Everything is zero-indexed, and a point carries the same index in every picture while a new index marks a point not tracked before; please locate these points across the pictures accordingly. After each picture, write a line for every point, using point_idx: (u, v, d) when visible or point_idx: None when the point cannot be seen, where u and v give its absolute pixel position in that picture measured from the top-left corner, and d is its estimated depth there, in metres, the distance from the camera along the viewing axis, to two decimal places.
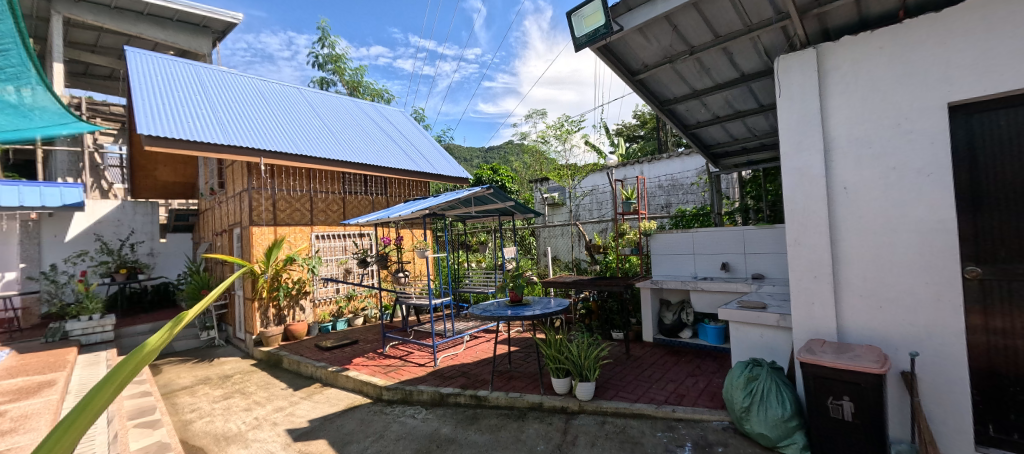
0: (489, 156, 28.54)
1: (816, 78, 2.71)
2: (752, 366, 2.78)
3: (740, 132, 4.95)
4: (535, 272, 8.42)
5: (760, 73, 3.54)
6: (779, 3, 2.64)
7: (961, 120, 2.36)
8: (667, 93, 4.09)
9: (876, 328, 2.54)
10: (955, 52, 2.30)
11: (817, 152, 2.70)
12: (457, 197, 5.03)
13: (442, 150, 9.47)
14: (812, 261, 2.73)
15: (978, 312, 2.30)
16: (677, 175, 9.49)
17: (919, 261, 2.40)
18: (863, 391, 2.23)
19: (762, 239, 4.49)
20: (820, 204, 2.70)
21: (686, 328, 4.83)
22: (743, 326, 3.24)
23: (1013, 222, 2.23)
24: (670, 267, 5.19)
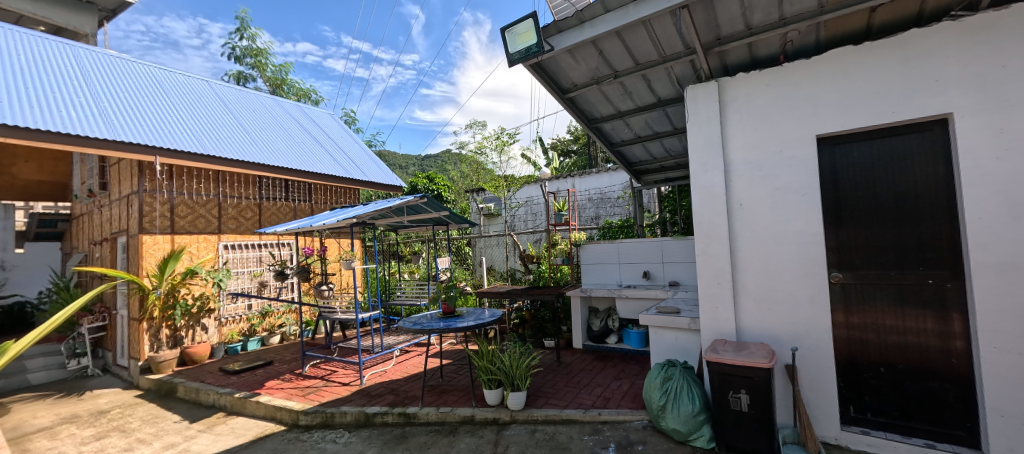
0: (426, 164, 28.01)
1: (718, 107, 3.09)
2: (668, 367, 3.01)
3: (659, 152, 5.43)
4: (470, 283, 8.36)
5: (674, 99, 3.93)
6: (688, 38, 2.96)
7: (826, 150, 2.83)
8: (595, 112, 4.36)
9: (767, 328, 2.89)
10: (822, 92, 2.74)
11: (720, 172, 3.06)
12: (389, 206, 4.83)
13: (375, 156, 9.10)
14: (716, 269, 3.05)
15: (841, 310, 2.74)
16: (605, 189, 10.09)
17: (799, 269, 2.79)
18: (756, 384, 2.52)
19: (678, 250, 4.93)
20: (722, 218, 3.04)
21: (613, 333, 5.07)
22: (660, 330, 3.51)
23: (864, 235, 2.70)
24: (598, 276, 5.49)
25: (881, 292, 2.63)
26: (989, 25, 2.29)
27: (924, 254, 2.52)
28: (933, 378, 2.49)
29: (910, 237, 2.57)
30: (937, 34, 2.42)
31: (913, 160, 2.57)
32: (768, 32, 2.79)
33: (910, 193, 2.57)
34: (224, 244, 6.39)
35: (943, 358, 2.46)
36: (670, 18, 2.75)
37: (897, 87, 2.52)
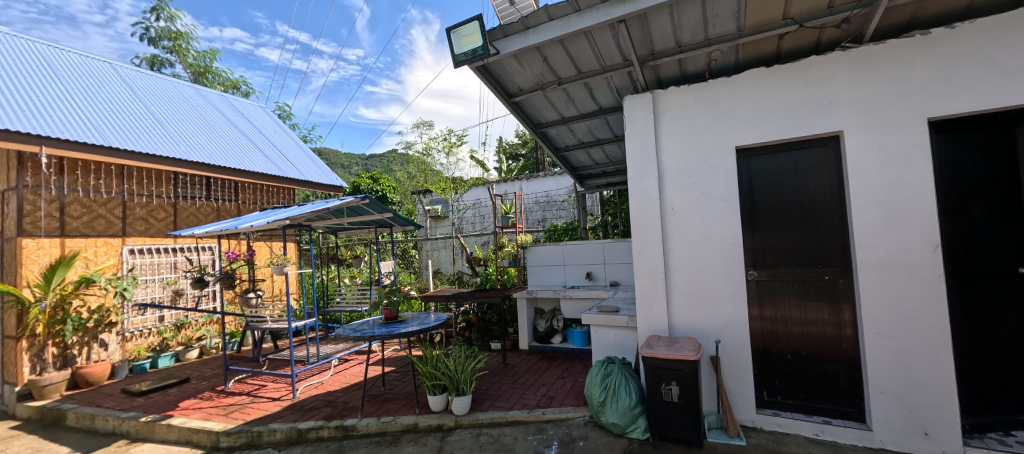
0: (370, 164, 26.88)
1: (652, 118, 3.30)
2: (607, 364, 3.16)
3: (600, 157, 5.68)
4: (415, 287, 8.13)
5: (614, 107, 4.13)
6: (626, 51, 3.12)
7: (743, 161, 3.14)
8: (540, 117, 4.45)
9: (695, 323, 3.13)
10: (740, 108, 3.03)
11: (654, 178, 3.26)
12: (327, 206, 4.55)
13: (313, 154, 8.57)
14: (651, 269, 3.25)
15: (756, 305, 3.05)
16: (551, 192, 10.31)
17: (721, 268, 3.05)
18: (685, 375, 2.70)
19: (618, 251, 5.17)
20: (656, 221, 3.25)
21: (557, 333, 5.17)
22: (601, 328, 3.66)
23: (774, 237, 3.02)
24: (544, 277, 5.60)
25: (789, 288, 2.96)
26: (869, 57, 2.68)
27: (822, 253, 2.87)
28: (829, 362, 2.84)
29: (810, 239, 2.91)
30: (830, 62, 2.77)
31: (813, 171, 2.92)
32: (695, 51, 3.03)
33: (811, 200, 2.92)
34: (130, 248, 5.66)
35: (836, 345, 2.81)
36: (609, 30, 2.88)
37: (801, 106, 2.85)
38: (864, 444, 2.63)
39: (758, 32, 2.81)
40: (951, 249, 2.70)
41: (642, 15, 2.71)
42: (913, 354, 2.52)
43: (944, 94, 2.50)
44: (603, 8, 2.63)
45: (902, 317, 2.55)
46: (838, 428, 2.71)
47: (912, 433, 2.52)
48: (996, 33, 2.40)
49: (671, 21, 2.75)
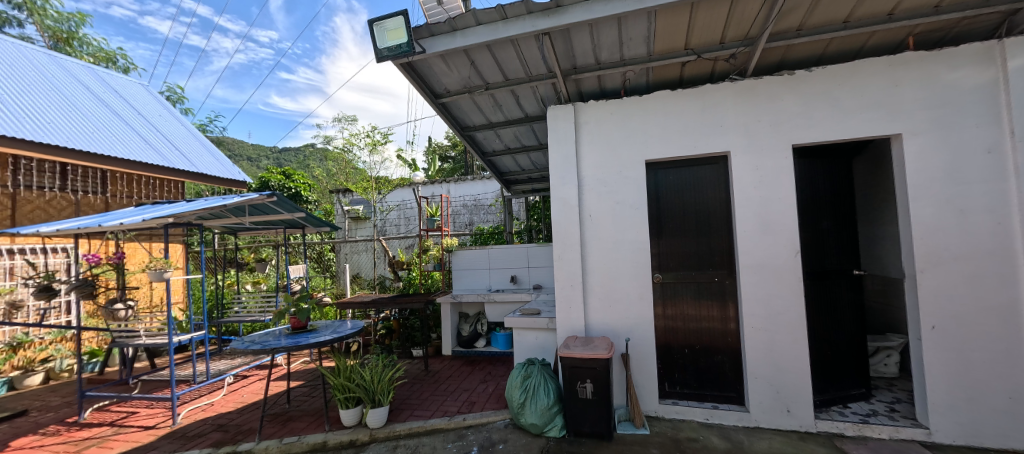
0: (283, 159, 24.50)
1: (573, 129, 3.47)
2: (528, 366, 3.22)
3: (526, 164, 5.84)
4: (330, 293, 7.54)
5: (539, 116, 4.27)
6: (550, 63, 3.25)
7: (651, 173, 3.45)
8: (467, 120, 4.44)
9: (608, 323, 3.34)
10: (649, 125, 3.32)
11: (574, 186, 3.43)
12: (223, 204, 3.97)
13: (209, 143, 7.54)
14: (570, 272, 3.39)
15: (660, 304, 3.35)
16: (479, 196, 10.29)
17: (632, 271, 3.30)
18: (599, 373, 2.87)
19: (541, 255, 5.35)
20: (575, 227, 3.41)
21: (482, 338, 5.19)
22: (522, 331, 3.73)
23: (676, 243, 3.35)
24: (469, 281, 5.57)
25: (687, 288, 3.30)
26: (750, 89, 3.12)
27: (713, 258, 3.26)
28: (718, 354, 3.22)
29: (705, 245, 3.29)
30: (721, 90, 3.17)
31: (707, 185, 3.30)
32: (612, 69, 3.26)
33: (705, 211, 3.30)
34: None
35: (724, 338, 3.20)
36: (535, 41, 2.97)
37: (698, 127, 3.21)
38: (743, 424, 3.01)
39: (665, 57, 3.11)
40: (809, 255, 3.23)
41: (565, 30, 2.83)
42: (781, 344, 2.96)
43: (804, 125, 3.00)
44: (528, 19, 2.70)
45: (773, 313, 2.98)
46: (723, 412, 3.07)
47: (779, 411, 2.95)
48: (840, 78, 2.93)
49: (591, 39, 2.92)
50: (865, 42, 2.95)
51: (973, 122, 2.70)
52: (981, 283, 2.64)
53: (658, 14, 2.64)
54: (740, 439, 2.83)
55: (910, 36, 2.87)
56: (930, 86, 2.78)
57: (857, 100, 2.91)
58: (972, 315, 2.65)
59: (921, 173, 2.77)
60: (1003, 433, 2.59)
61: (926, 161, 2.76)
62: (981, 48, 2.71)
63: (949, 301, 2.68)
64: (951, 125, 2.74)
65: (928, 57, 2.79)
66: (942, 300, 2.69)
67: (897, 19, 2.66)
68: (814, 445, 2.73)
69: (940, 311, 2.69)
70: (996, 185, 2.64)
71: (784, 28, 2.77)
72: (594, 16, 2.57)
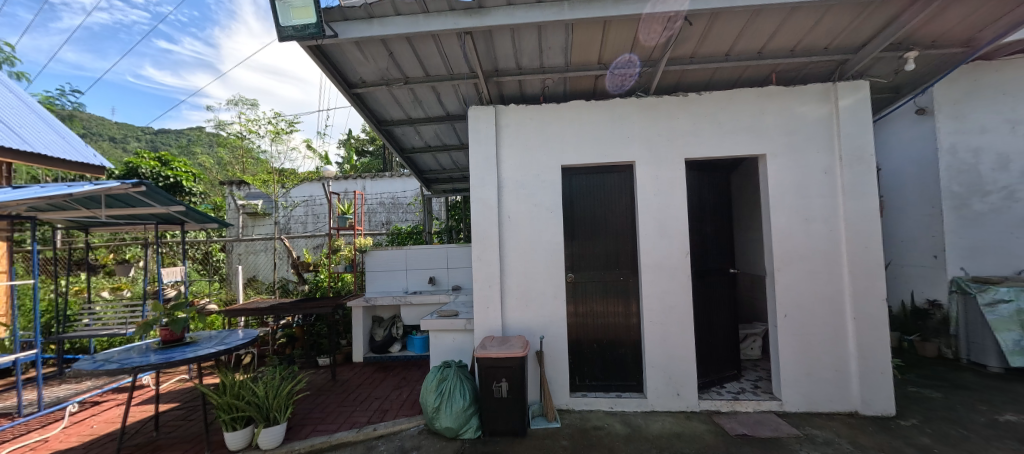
0: (159, 143, 20.87)
1: (494, 131, 3.51)
2: (443, 368, 3.15)
3: (447, 163, 5.76)
4: (216, 299, 6.53)
5: (460, 115, 4.23)
6: (472, 63, 3.23)
7: (566, 178, 3.63)
8: (385, 114, 4.22)
9: (524, 322, 3.42)
10: (565, 132, 3.49)
11: (493, 187, 3.46)
12: (67, 193, 3.20)
13: (52, 117, 6.09)
14: (488, 273, 3.41)
15: (572, 302, 3.55)
16: (397, 194, 9.79)
17: (547, 272, 3.43)
18: (514, 371, 2.92)
19: (460, 256, 5.31)
20: (494, 227, 3.44)
21: (397, 342, 4.96)
22: (440, 333, 3.65)
23: (587, 245, 3.57)
24: (384, 283, 5.30)
25: (596, 287, 3.53)
26: (652, 106, 3.45)
27: (619, 259, 3.54)
28: (622, 347, 3.50)
29: (612, 247, 3.55)
30: (628, 105, 3.46)
31: (615, 191, 3.58)
32: (532, 75, 3.35)
33: (613, 215, 3.57)
34: None
35: (627, 332, 3.49)
36: (457, 39, 2.92)
37: (608, 137, 3.46)
38: (642, 409, 3.32)
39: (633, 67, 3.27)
40: (697, 256, 3.67)
41: (488, 32, 2.83)
42: (673, 334, 3.32)
43: (694, 142, 3.41)
44: (450, 16, 2.65)
45: (667, 307, 3.33)
46: (625, 399, 3.35)
47: (670, 394, 3.30)
48: (721, 103, 3.40)
49: (512, 43, 2.96)
50: (741, 74, 3.45)
51: (814, 147, 3.32)
52: (818, 279, 3.25)
53: (575, 27, 2.77)
54: (638, 423, 3.11)
55: (774, 73, 3.43)
56: (787, 116, 3.35)
57: (735, 123, 3.39)
58: (812, 305, 3.25)
59: (778, 187, 3.32)
60: (831, 399, 3.22)
61: (783, 178, 3.32)
62: (821, 89, 3.34)
63: (796, 294, 3.26)
64: (800, 150, 3.33)
65: (785, 92, 3.36)
66: (791, 293, 3.26)
67: (765, 57, 3.15)
68: (697, 422, 3.11)
69: (790, 301, 3.26)
70: (830, 200, 3.28)
71: (680, 54, 3.11)
72: (516, 21, 2.61)
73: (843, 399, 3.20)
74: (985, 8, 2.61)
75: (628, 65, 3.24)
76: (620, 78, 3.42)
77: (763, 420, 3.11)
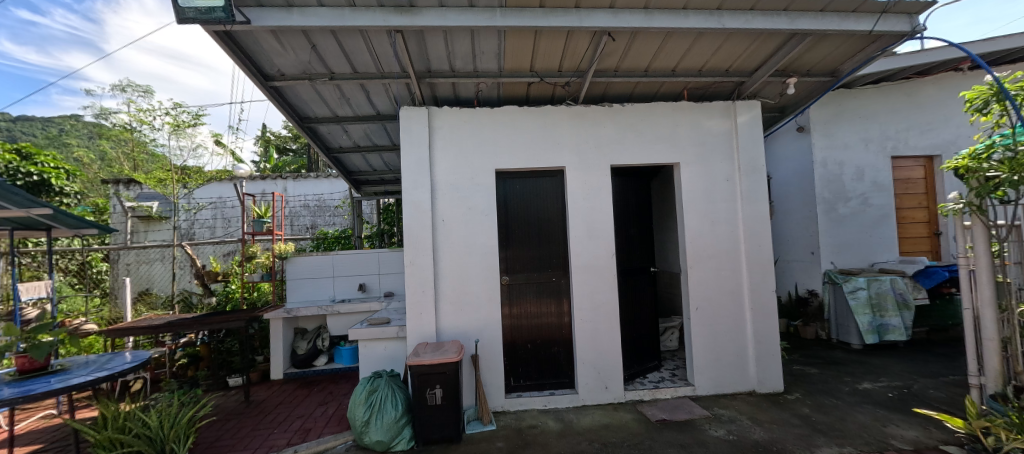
0: (17, 130, 17.32)
1: (427, 132, 3.44)
2: (374, 379, 3.02)
3: (378, 164, 5.53)
4: (96, 319, 5.58)
5: (392, 115, 4.09)
6: (404, 62, 3.13)
7: (501, 182, 3.68)
8: (308, 111, 3.94)
9: (459, 326, 3.39)
10: (499, 136, 3.54)
11: (427, 190, 3.39)
12: None
13: None
14: (421, 277, 3.33)
15: (507, 305, 3.59)
16: (324, 196, 9.15)
17: (482, 274, 3.44)
18: (448, 377, 2.88)
19: (392, 261, 5.12)
20: (427, 231, 3.37)
21: (323, 354, 4.63)
22: (370, 342, 3.48)
23: (521, 248, 3.64)
24: (308, 292, 4.93)
25: (530, 288, 3.62)
26: (580, 114, 3.63)
27: (551, 260, 3.66)
28: (555, 346, 3.62)
29: (545, 249, 3.66)
30: (559, 112, 3.61)
31: (547, 195, 3.70)
32: (466, 78, 3.35)
33: (546, 218, 3.69)
34: None
35: (559, 330, 3.63)
36: (387, 37, 2.81)
37: (541, 142, 3.57)
38: (573, 404, 3.46)
39: (549, 77, 3.41)
40: (623, 256, 3.92)
41: (419, 32, 2.77)
42: (602, 331, 3.51)
43: (618, 150, 3.65)
44: (379, 12, 2.56)
45: (596, 305, 3.52)
46: (558, 396, 3.47)
47: (599, 388, 3.48)
48: (641, 115, 3.68)
49: (445, 45, 2.93)
50: (658, 89, 3.77)
51: (719, 158, 3.73)
52: (723, 274, 3.65)
53: (507, 34, 2.83)
54: (570, 419, 3.23)
55: (685, 90, 3.80)
56: (696, 129, 3.73)
57: (653, 133, 3.69)
58: (718, 298, 3.64)
59: (690, 192, 3.68)
60: (735, 382, 3.62)
61: (694, 184, 3.68)
62: (724, 106, 3.77)
63: (705, 288, 3.63)
64: (707, 160, 3.72)
65: (695, 108, 3.74)
66: (702, 288, 3.62)
67: (678, 75, 3.48)
68: (623, 412, 3.31)
69: (701, 296, 3.62)
70: (731, 205, 3.70)
71: (605, 67, 3.32)
72: (449, 23, 2.60)
73: (744, 381, 3.63)
74: (844, 46, 3.14)
75: (545, 75, 3.38)
76: (537, 87, 3.57)
77: (679, 405, 3.41)
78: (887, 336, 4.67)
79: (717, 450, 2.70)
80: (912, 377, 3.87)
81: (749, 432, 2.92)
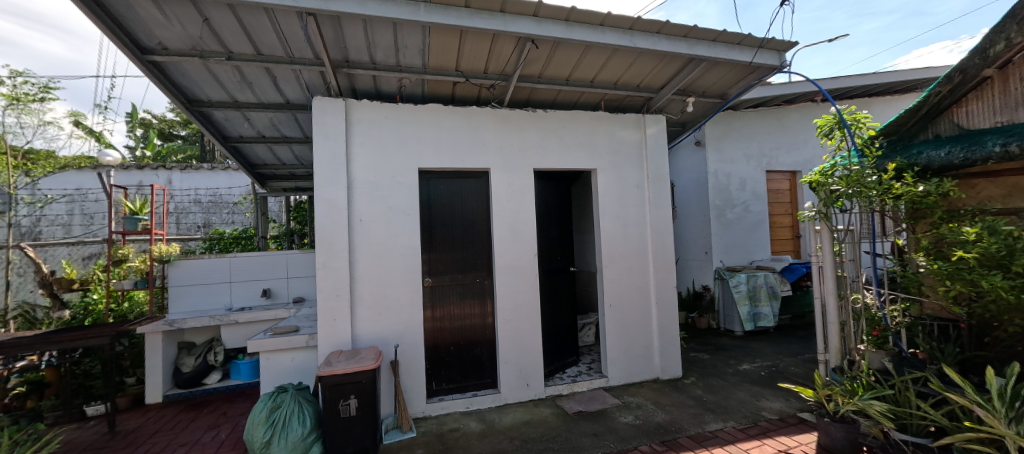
0: None
1: (344, 126, 3.22)
2: (278, 394, 2.75)
3: (288, 158, 5.05)
4: None
5: (303, 105, 3.76)
6: (317, 49, 2.89)
7: (424, 181, 3.58)
8: (200, 93, 3.45)
9: (377, 331, 3.23)
10: (423, 134, 3.44)
11: (343, 188, 3.17)
12: None
13: None
14: (335, 281, 3.10)
15: (430, 308, 3.50)
16: (221, 191, 8.06)
17: (403, 277, 3.31)
18: (363, 386, 2.72)
19: (302, 264, 4.70)
20: (343, 231, 3.15)
21: (216, 371, 4.10)
22: (274, 354, 3.15)
23: (445, 249, 3.58)
24: (198, 301, 4.30)
25: (453, 290, 3.58)
26: (505, 118, 3.68)
27: (475, 261, 3.66)
28: (479, 347, 3.63)
29: (469, 250, 3.65)
30: (484, 114, 3.62)
31: (471, 196, 3.69)
32: (387, 72, 3.20)
33: (470, 219, 3.68)
34: None
35: (482, 331, 3.64)
36: (297, 19, 2.57)
37: (465, 143, 3.55)
38: (496, 404, 3.49)
39: (473, 78, 3.40)
40: (545, 257, 4.07)
41: (335, 18, 2.58)
42: (524, 330, 3.60)
43: (542, 154, 3.78)
44: None
45: (519, 305, 3.59)
46: (480, 397, 3.47)
47: (521, 386, 3.57)
48: (563, 122, 3.86)
49: (364, 35, 2.77)
50: (579, 98, 3.97)
51: (630, 165, 4.05)
52: (633, 273, 3.98)
53: (432, 30, 2.76)
54: (492, 418, 3.26)
55: (602, 101, 4.06)
56: (612, 138, 4.01)
57: (574, 140, 3.89)
58: (629, 295, 3.95)
59: (606, 197, 3.94)
60: (642, 371, 3.96)
61: (609, 189, 3.96)
62: (635, 118, 4.11)
63: (618, 286, 3.91)
64: (621, 167, 4.02)
65: (611, 118, 4.02)
66: (615, 286, 3.90)
67: (596, 86, 3.71)
68: (543, 408, 3.43)
69: (614, 292, 3.90)
70: (641, 209, 4.05)
71: (529, 73, 3.41)
72: (368, 12, 2.45)
73: (650, 369, 3.98)
74: (731, 73, 3.62)
75: (470, 76, 3.37)
76: (463, 87, 3.54)
77: (594, 396, 3.63)
78: (759, 323, 5.52)
79: (626, 435, 2.93)
80: (779, 357, 4.59)
81: (653, 416, 3.21)
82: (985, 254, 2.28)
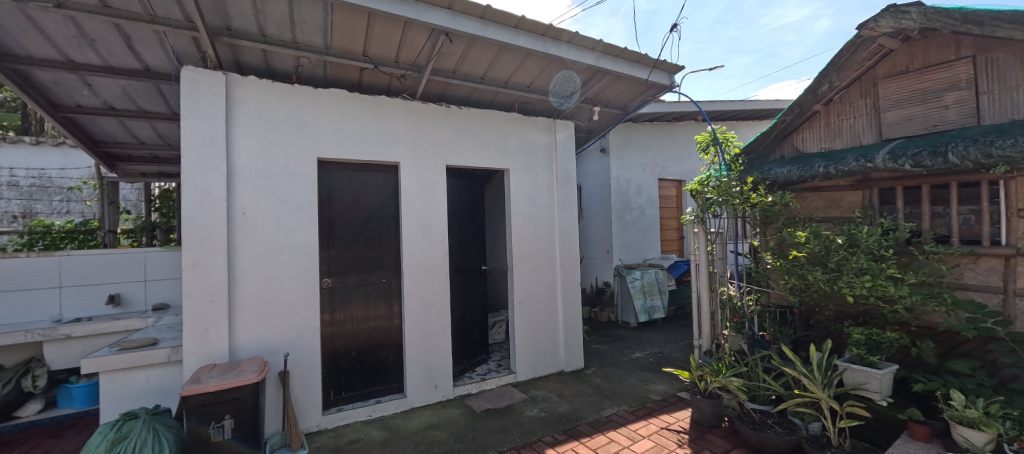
0: None
1: (224, 104, 2.78)
2: (125, 423, 2.27)
3: (147, 136, 4.22)
4: None
5: (168, 75, 3.15)
6: (187, 10, 2.43)
7: (324, 172, 3.27)
8: (12, 45, 2.68)
9: (262, 340, 2.85)
10: (323, 121, 3.14)
11: (221, 175, 2.74)
12: None
13: None
14: (209, 284, 2.67)
15: (328, 311, 3.21)
16: (48, 173, 6.41)
17: (296, 278, 2.98)
18: (242, 403, 2.38)
19: (167, 263, 3.99)
20: (220, 226, 2.72)
21: (33, 399, 3.23)
22: (122, 374, 2.60)
23: (347, 248, 3.31)
24: (7, 312, 3.32)
25: (356, 292, 3.32)
26: (417, 111, 3.54)
27: (382, 260, 3.45)
28: (383, 350, 3.43)
29: (375, 248, 3.43)
30: (394, 105, 3.43)
31: (379, 191, 3.48)
32: (281, 48, 2.84)
33: (376, 216, 3.46)
34: None
35: (388, 334, 3.45)
36: None
37: (372, 134, 3.33)
38: (401, 409, 3.34)
39: (381, 65, 3.18)
40: (457, 255, 4.01)
41: None
42: (433, 331, 3.50)
43: (455, 151, 3.71)
44: None
45: (428, 305, 3.49)
46: (385, 403, 3.29)
47: (429, 388, 3.46)
48: (476, 120, 3.84)
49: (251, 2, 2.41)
50: (493, 97, 3.98)
51: (541, 167, 4.20)
52: (542, 270, 4.13)
53: (334, 8, 2.51)
54: (397, 424, 3.11)
55: (516, 102, 4.13)
56: (524, 140, 4.11)
57: (486, 139, 3.90)
58: (537, 291, 4.09)
59: (518, 196, 4.03)
60: (548, 364, 4.13)
61: (521, 189, 4.05)
62: (546, 122, 4.27)
63: (527, 283, 4.02)
64: (532, 168, 4.15)
65: (523, 120, 4.11)
66: (524, 284, 4.01)
67: (510, 87, 3.75)
68: (451, 408, 3.38)
69: (523, 290, 4.00)
70: (550, 210, 4.22)
71: (443, 67, 3.32)
72: None
73: (555, 362, 4.18)
74: (630, 88, 3.96)
75: (379, 63, 3.15)
76: (370, 74, 3.30)
77: (502, 392, 3.69)
78: (652, 315, 6.16)
79: (531, 428, 3.02)
80: (664, 344, 5.17)
81: (557, 407, 3.37)
82: (812, 254, 2.84)
